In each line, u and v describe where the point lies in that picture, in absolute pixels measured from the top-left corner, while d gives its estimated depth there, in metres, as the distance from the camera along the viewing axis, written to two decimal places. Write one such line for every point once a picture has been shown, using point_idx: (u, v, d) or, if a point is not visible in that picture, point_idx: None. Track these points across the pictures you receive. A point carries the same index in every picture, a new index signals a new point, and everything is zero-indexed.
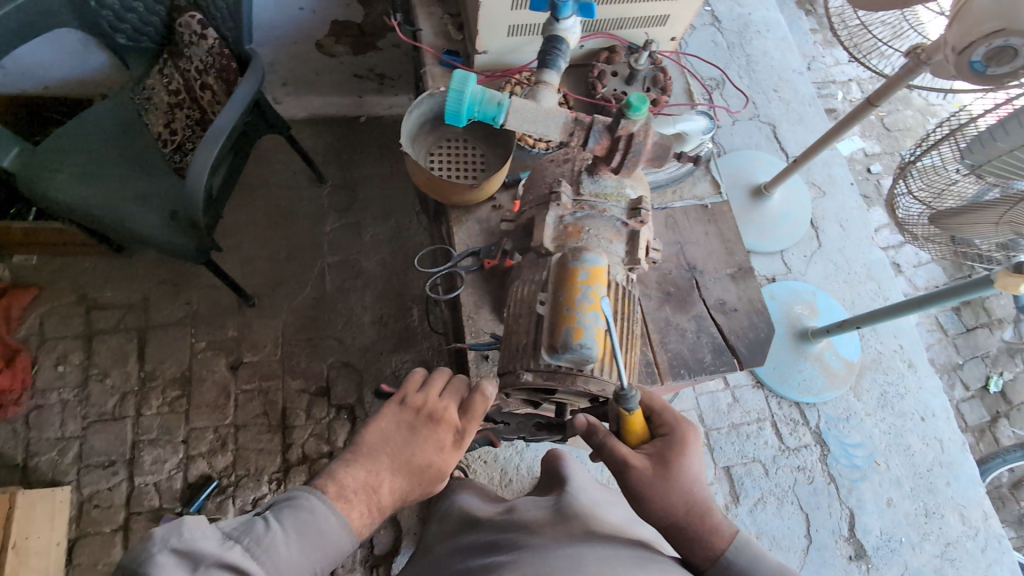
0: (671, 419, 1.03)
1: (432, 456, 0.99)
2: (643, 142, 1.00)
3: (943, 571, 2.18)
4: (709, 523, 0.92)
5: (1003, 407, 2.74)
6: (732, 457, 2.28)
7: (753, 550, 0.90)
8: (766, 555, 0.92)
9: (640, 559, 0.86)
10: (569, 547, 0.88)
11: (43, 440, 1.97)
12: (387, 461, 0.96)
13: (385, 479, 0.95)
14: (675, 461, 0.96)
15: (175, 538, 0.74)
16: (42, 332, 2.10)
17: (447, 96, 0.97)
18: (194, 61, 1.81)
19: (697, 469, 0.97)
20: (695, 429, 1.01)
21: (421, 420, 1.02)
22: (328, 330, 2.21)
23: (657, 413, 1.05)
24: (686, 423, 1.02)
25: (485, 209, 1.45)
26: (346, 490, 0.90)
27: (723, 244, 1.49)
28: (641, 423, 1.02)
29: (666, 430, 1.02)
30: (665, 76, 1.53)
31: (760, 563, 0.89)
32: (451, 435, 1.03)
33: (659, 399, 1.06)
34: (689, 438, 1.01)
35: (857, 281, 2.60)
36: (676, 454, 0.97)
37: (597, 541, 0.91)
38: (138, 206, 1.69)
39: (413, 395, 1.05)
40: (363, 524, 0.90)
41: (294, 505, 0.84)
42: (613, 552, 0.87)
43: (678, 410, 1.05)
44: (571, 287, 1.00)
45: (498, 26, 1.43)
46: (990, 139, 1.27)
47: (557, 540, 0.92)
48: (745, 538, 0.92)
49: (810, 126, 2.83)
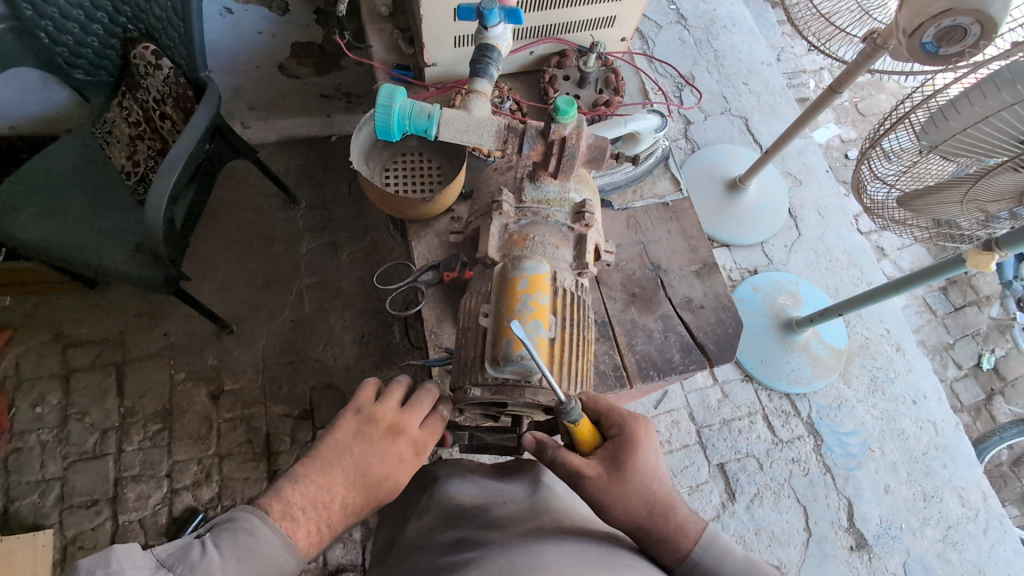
0: (619, 417, 1.02)
1: (390, 470, 1.00)
2: (576, 145, 0.99)
3: (947, 555, 2.16)
4: (673, 521, 0.90)
5: (997, 384, 2.72)
6: (725, 454, 2.26)
7: (718, 545, 0.89)
8: (733, 547, 0.90)
9: (605, 558, 0.85)
10: (534, 544, 0.85)
11: (24, 484, 1.94)
12: (342, 475, 0.95)
13: (338, 493, 0.94)
14: (628, 462, 0.95)
15: (102, 569, 0.70)
16: (18, 373, 2.07)
17: (375, 110, 0.97)
18: (152, 92, 1.74)
19: (652, 465, 0.96)
20: (645, 426, 1.00)
21: (380, 433, 1.02)
22: (308, 351, 2.19)
23: (606, 415, 1.04)
24: (635, 419, 1.02)
25: (444, 221, 1.44)
26: (293, 509, 0.88)
27: (687, 241, 1.49)
28: (589, 430, 1.01)
29: (617, 430, 1.02)
30: (616, 77, 1.53)
31: (726, 558, 0.88)
32: (409, 448, 1.04)
33: (605, 401, 1.06)
34: (640, 434, 1.00)
35: (838, 267, 2.60)
36: (629, 453, 0.96)
37: (562, 537, 0.89)
38: (104, 241, 1.68)
39: (373, 405, 1.04)
40: (309, 543, 0.88)
41: (233, 527, 0.81)
42: (577, 551, 0.85)
43: (626, 407, 1.04)
44: (512, 297, 0.99)
45: (444, 37, 1.42)
46: (943, 120, 1.28)
47: (522, 536, 0.89)
48: (712, 532, 0.90)
49: (782, 116, 2.84)
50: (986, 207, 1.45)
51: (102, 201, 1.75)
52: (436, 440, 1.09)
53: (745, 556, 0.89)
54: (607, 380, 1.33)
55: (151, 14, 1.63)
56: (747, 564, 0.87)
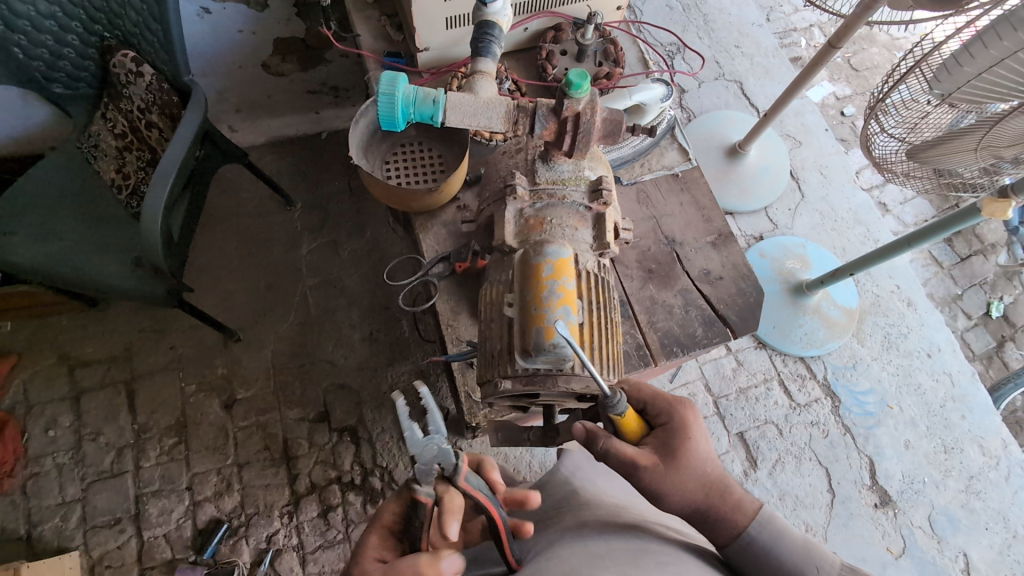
0: (666, 405, 1.02)
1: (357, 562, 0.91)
2: (590, 120, 0.95)
3: (970, 505, 2.16)
4: (729, 503, 0.94)
5: (1008, 331, 2.71)
6: (744, 422, 2.25)
7: (775, 524, 0.92)
8: (787, 527, 0.93)
9: (634, 553, 0.86)
10: (559, 549, 0.89)
11: (44, 508, 1.93)
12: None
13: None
14: (683, 449, 0.96)
15: None
16: (27, 399, 2.04)
17: (377, 100, 0.93)
18: (136, 101, 1.70)
19: (704, 450, 0.97)
20: (694, 409, 1.00)
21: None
22: (318, 353, 2.17)
23: (651, 403, 1.04)
24: (681, 403, 1.01)
25: (450, 211, 1.40)
26: None
27: (700, 212, 1.45)
28: (635, 419, 1.00)
29: (664, 417, 1.02)
30: (615, 48, 1.49)
31: (783, 536, 0.91)
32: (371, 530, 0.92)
33: (649, 387, 1.05)
34: (690, 420, 1.00)
35: (845, 227, 2.56)
36: (682, 440, 0.96)
37: (591, 536, 0.92)
38: (101, 257, 1.64)
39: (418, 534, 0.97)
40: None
41: None
42: (606, 549, 0.87)
43: (670, 392, 1.04)
44: (537, 284, 0.96)
45: (436, 20, 1.37)
46: (956, 66, 1.24)
47: (550, 542, 0.93)
48: (767, 512, 0.94)
49: (777, 77, 2.78)
50: (1000, 153, 1.40)
51: (94, 218, 1.70)
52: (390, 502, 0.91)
53: (800, 535, 0.92)
54: (631, 360, 1.30)
55: (127, 18, 1.59)
56: (805, 543, 0.90)
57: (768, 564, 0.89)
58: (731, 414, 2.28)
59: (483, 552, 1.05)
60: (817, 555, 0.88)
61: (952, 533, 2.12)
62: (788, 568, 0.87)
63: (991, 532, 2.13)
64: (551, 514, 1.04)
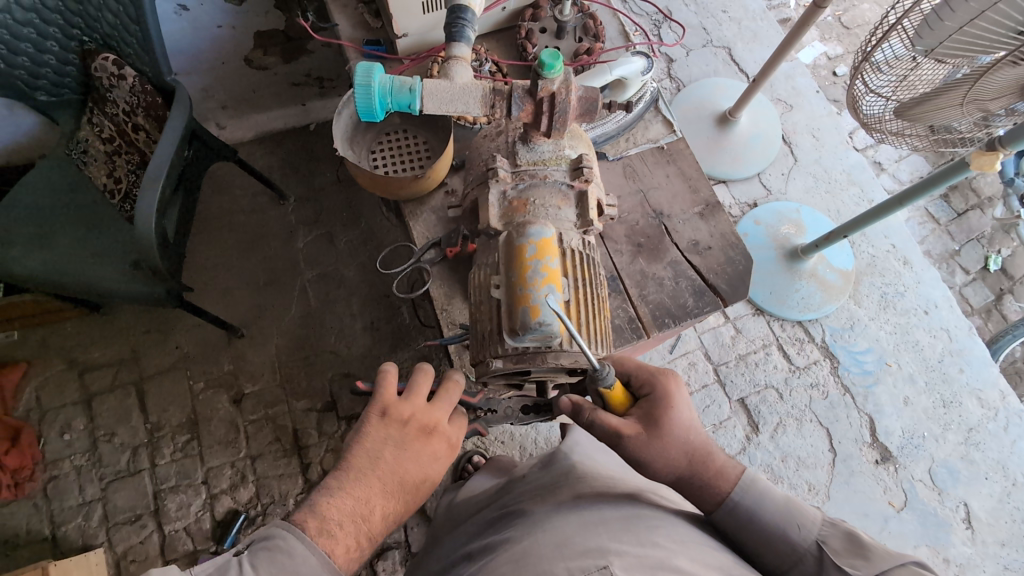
0: (648, 375, 1.06)
1: (425, 471, 1.03)
2: (566, 100, 0.96)
3: (970, 456, 2.20)
4: (711, 470, 0.98)
5: (1005, 284, 2.72)
6: (745, 389, 2.28)
7: (757, 487, 0.96)
8: (771, 489, 0.97)
9: (627, 519, 0.90)
10: (555, 519, 0.93)
11: (66, 509, 1.98)
12: (376, 484, 0.98)
13: (377, 504, 0.97)
14: (665, 418, 1.00)
15: None
16: (40, 405, 2.08)
17: (354, 92, 0.93)
18: (120, 104, 1.72)
19: (686, 418, 1.01)
20: (676, 380, 1.03)
21: (410, 434, 1.04)
22: (322, 344, 2.20)
23: (635, 374, 1.08)
24: (664, 373, 1.05)
25: (438, 197, 1.41)
26: (330, 525, 0.90)
27: (686, 183, 1.46)
28: (623, 392, 1.04)
29: (648, 388, 1.06)
30: (595, 22, 1.49)
31: (764, 498, 0.95)
32: (443, 445, 1.08)
33: (631, 360, 1.10)
34: (672, 389, 1.03)
35: (839, 189, 2.56)
36: (663, 409, 1.01)
37: (585, 505, 0.96)
38: (100, 261, 1.66)
39: (396, 406, 1.05)
40: (347, 559, 0.91)
41: (271, 545, 0.85)
42: (600, 518, 0.91)
43: (653, 364, 1.08)
44: (521, 266, 0.97)
45: (412, 5, 1.37)
46: (938, 21, 1.25)
47: (547, 513, 0.97)
48: (750, 476, 0.98)
49: (765, 41, 2.75)
50: (987, 106, 1.40)
51: (90, 223, 1.71)
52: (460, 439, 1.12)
53: (783, 494, 0.96)
54: (623, 334, 1.33)
55: (104, 21, 1.57)
56: (788, 502, 0.94)
57: (749, 524, 0.93)
58: (732, 380, 2.31)
59: (485, 526, 1.09)
60: (800, 513, 0.91)
61: (952, 484, 2.16)
62: (771, 530, 0.91)
63: (991, 481, 2.17)
64: (548, 488, 1.08)
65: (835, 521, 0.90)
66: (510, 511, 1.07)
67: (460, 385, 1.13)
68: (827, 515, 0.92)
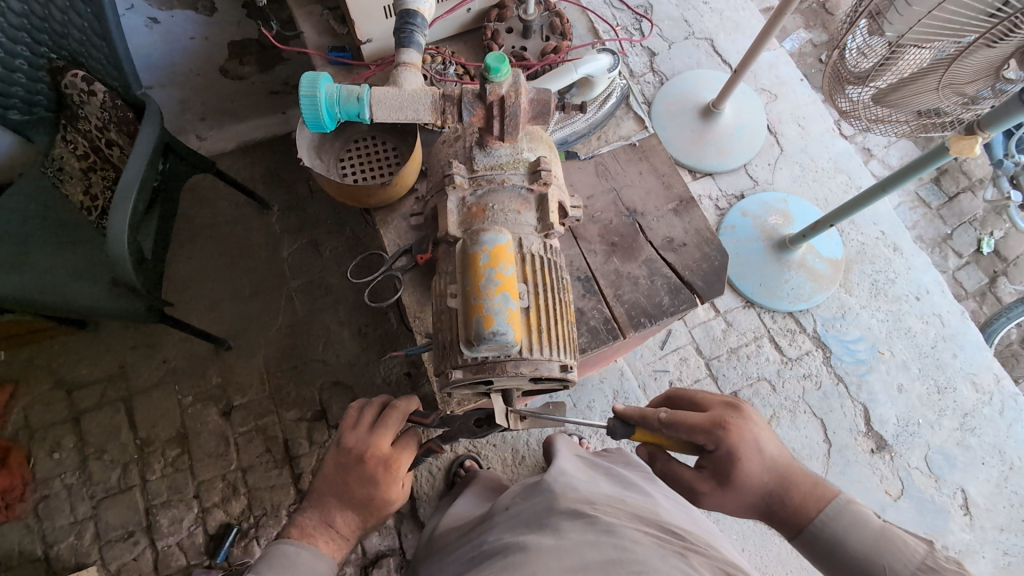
0: (710, 434, 1.09)
1: (371, 491, 1.07)
2: (516, 103, 0.95)
3: (966, 442, 2.19)
4: (794, 500, 1.07)
5: (999, 266, 2.71)
6: (737, 381, 2.26)
7: (844, 519, 1.03)
8: (860, 518, 1.03)
9: (608, 564, 0.89)
10: (537, 565, 0.92)
11: (58, 528, 1.98)
12: (334, 500, 1.07)
13: (338, 515, 1.07)
14: (735, 472, 1.08)
15: None
16: (29, 424, 2.07)
17: (300, 103, 0.93)
18: (93, 120, 1.71)
19: (756, 468, 1.08)
20: (739, 436, 1.08)
21: (353, 460, 1.07)
22: (309, 354, 2.19)
23: (696, 432, 1.11)
24: (723, 432, 1.09)
25: (409, 203, 1.40)
26: (309, 529, 1.05)
27: (659, 179, 1.45)
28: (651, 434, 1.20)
29: (711, 446, 1.10)
30: (562, 20, 1.47)
31: (855, 527, 1.01)
32: (385, 467, 1.08)
33: (689, 419, 1.11)
34: (735, 442, 1.09)
35: (826, 177, 2.54)
36: (730, 467, 1.08)
37: (568, 549, 0.95)
38: (79, 278, 1.64)
39: (346, 433, 1.10)
40: (331, 548, 1.05)
41: (267, 557, 0.99)
42: (582, 564, 0.90)
43: (715, 420, 1.10)
44: (475, 274, 0.95)
45: (374, 10, 1.36)
46: (905, 6, 1.26)
47: (529, 555, 0.96)
48: (833, 511, 1.04)
49: (747, 31, 2.73)
50: (963, 89, 1.38)
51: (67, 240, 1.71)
52: (405, 457, 1.10)
53: (875, 523, 1.01)
54: (600, 335, 1.31)
55: (71, 38, 1.58)
56: (873, 536, 0.99)
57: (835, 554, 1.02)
58: (724, 374, 2.29)
59: (468, 559, 1.08)
60: (882, 553, 0.97)
61: (949, 471, 2.15)
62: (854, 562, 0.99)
63: (988, 466, 2.16)
64: (531, 524, 1.07)
65: (940, 564, 0.94)
66: (492, 545, 1.06)
67: (400, 409, 1.12)
68: (931, 547, 0.97)
